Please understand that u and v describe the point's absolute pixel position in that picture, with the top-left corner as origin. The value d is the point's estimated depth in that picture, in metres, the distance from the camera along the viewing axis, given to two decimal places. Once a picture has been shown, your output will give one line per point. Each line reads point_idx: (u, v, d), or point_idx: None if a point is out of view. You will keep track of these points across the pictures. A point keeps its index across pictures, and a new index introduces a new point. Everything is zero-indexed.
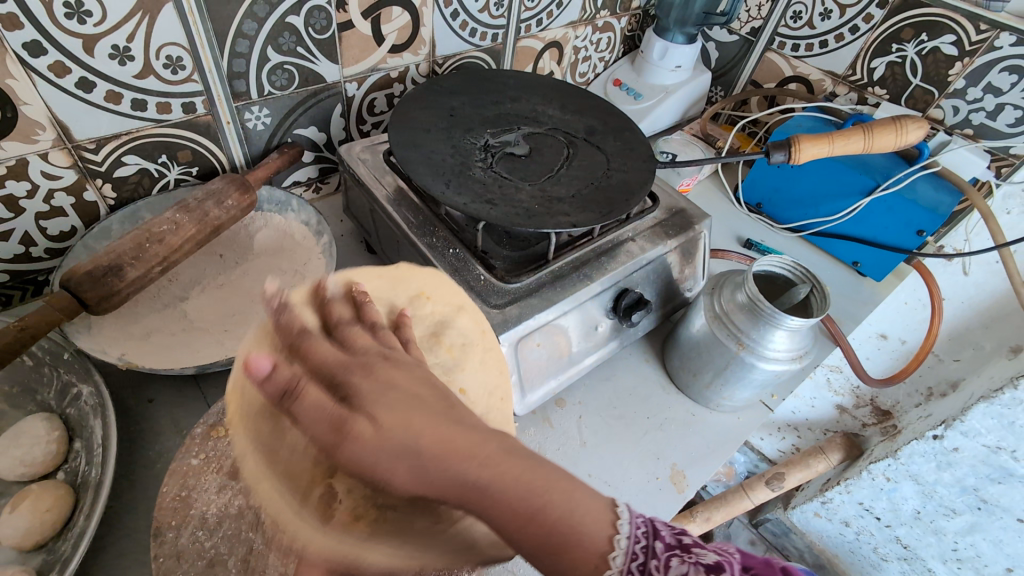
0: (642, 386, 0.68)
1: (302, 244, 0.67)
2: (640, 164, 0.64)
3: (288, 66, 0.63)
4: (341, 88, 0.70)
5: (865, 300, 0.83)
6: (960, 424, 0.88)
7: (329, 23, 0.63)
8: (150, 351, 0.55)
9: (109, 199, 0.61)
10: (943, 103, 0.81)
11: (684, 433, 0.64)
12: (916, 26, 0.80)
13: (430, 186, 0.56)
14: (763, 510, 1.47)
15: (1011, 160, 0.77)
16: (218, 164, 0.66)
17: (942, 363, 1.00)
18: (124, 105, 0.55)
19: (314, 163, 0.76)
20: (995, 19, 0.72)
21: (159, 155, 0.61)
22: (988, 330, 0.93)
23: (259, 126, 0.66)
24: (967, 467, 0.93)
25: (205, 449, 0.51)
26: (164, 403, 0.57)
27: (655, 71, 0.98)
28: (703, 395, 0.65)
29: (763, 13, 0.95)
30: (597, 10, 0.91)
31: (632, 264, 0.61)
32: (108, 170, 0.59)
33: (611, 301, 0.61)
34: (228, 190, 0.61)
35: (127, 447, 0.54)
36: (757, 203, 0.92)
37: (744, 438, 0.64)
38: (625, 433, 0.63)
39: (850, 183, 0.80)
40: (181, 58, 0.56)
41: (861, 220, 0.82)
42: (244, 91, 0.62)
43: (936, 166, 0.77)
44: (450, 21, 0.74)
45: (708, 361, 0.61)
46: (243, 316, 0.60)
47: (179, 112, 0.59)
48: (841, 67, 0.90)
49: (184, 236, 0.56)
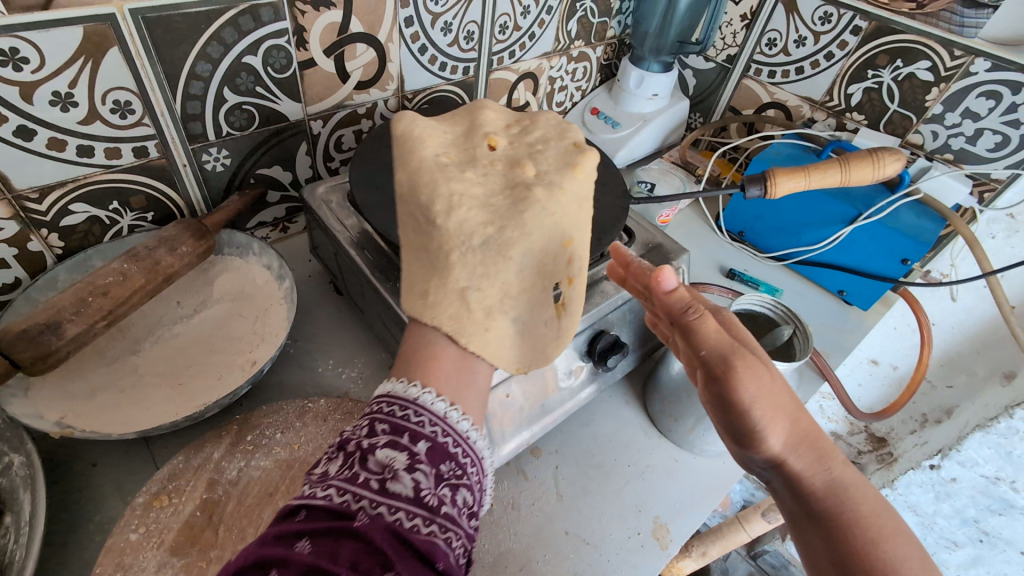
0: (624, 431, 0.64)
1: (264, 289, 0.65)
2: (613, 200, 0.62)
3: (246, 106, 0.61)
4: (306, 126, 0.68)
5: (852, 331, 0.81)
6: (957, 453, 0.92)
7: (289, 62, 0.61)
8: (91, 413, 0.52)
9: (56, 248, 0.58)
10: (922, 128, 0.80)
11: (667, 482, 0.60)
12: (890, 52, 0.79)
13: (390, 232, 0.53)
14: (761, 541, 1.38)
15: (993, 184, 0.77)
16: (175, 208, 0.64)
17: (935, 390, 0.98)
18: (69, 153, 0.53)
19: (278, 202, 0.73)
20: (970, 46, 0.72)
21: (109, 202, 0.58)
22: (979, 355, 0.91)
23: (218, 167, 0.64)
24: (966, 498, 0.95)
25: (146, 521, 0.46)
26: (107, 467, 0.53)
27: (632, 99, 0.97)
28: (686, 440, 0.62)
29: (738, 40, 0.94)
30: (571, 40, 0.91)
31: (606, 305, 0.59)
32: (53, 220, 0.56)
33: (586, 343, 0.58)
34: (183, 236, 0.58)
35: (62, 518, 0.50)
36: (739, 231, 0.90)
37: (732, 487, 0.61)
38: (604, 484, 0.59)
39: (832, 212, 0.78)
40: (129, 103, 0.53)
41: (843, 249, 0.80)
42: (200, 133, 0.60)
43: (918, 194, 0.76)
44: (418, 56, 0.73)
45: (690, 406, 0.59)
46: (201, 366, 0.58)
47: (130, 157, 0.57)
48: (818, 93, 0.89)
49: (132, 287, 0.53)
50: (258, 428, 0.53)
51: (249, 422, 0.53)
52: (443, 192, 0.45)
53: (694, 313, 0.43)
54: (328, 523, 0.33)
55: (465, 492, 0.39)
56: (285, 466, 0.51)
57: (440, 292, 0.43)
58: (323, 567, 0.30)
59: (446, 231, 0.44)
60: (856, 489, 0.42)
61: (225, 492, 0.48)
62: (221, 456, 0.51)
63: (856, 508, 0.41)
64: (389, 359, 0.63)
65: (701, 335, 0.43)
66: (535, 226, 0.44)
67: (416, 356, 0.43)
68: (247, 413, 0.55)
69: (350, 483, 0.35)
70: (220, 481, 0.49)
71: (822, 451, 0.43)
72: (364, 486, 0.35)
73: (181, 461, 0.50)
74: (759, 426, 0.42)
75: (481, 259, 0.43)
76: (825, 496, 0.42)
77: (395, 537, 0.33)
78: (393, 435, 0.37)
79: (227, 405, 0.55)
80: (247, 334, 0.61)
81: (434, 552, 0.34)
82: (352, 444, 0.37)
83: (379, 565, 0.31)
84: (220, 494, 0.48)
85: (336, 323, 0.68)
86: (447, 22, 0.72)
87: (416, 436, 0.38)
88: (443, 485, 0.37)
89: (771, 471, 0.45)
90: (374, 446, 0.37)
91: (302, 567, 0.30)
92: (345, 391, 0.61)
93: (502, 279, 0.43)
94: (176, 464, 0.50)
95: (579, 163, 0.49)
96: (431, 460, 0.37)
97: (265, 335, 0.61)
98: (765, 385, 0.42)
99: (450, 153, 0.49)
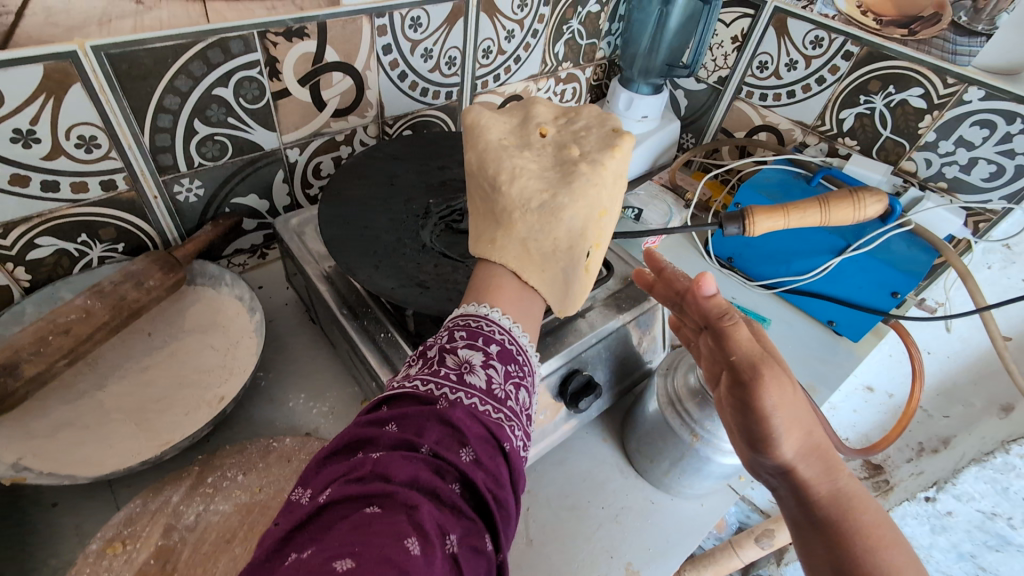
0: (599, 470, 0.63)
1: (235, 321, 0.64)
2: None
3: (218, 137, 0.60)
4: (281, 154, 0.67)
5: (841, 363, 0.79)
6: (952, 487, 0.89)
7: (262, 93, 0.60)
8: (51, 453, 0.51)
9: (23, 281, 0.57)
10: (915, 156, 0.78)
11: (642, 526, 0.58)
12: (882, 78, 0.77)
13: (355, 270, 0.52)
14: (755, 566, 1.35)
15: (989, 215, 0.75)
16: (147, 239, 0.63)
17: (931, 419, 0.96)
18: (33, 188, 0.52)
19: (255, 229, 0.72)
20: (962, 73, 0.70)
21: (77, 235, 0.58)
22: (977, 387, 0.89)
23: (191, 198, 0.63)
24: (962, 532, 0.92)
25: (98, 570, 0.45)
26: (67, 508, 0.52)
27: (622, 120, 0.95)
28: (662, 482, 0.60)
29: (729, 62, 0.93)
30: (559, 63, 0.89)
31: (581, 343, 0.58)
32: (19, 254, 0.55)
33: (559, 382, 0.57)
34: (150, 270, 0.58)
35: (17, 561, 0.49)
36: (728, 257, 0.88)
37: (708, 532, 0.59)
38: (576, 528, 0.57)
39: (820, 243, 0.76)
40: (95, 137, 0.53)
41: (832, 279, 0.78)
42: (171, 165, 0.59)
43: (909, 225, 0.74)
44: (398, 82, 0.72)
45: (664, 449, 0.57)
46: (168, 402, 0.57)
47: (97, 191, 0.56)
48: (810, 118, 0.87)
49: (95, 324, 0.53)
50: (219, 470, 0.52)
51: (210, 464, 0.53)
52: (507, 166, 0.47)
53: (730, 321, 0.44)
54: (414, 407, 0.36)
55: (527, 391, 0.41)
56: (245, 509, 0.50)
57: (504, 240, 0.46)
58: (409, 442, 0.34)
59: (508, 197, 0.46)
60: (861, 500, 0.41)
61: (181, 539, 0.47)
62: (180, 500, 0.50)
63: (858, 522, 0.40)
64: (361, 394, 0.62)
65: (735, 343, 0.43)
66: (586, 194, 0.46)
67: (481, 286, 0.45)
68: (210, 454, 0.54)
69: (431, 375, 0.37)
70: (176, 527, 0.48)
71: (832, 463, 0.42)
72: (443, 377, 0.37)
73: (139, 505, 0.49)
74: (776, 434, 0.41)
75: (534, 222, 0.46)
76: (829, 505, 0.40)
77: (472, 421, 0.36)
78: (468, 340, 0.39)
79: (190, 445, 0.54)
80: (216, 367, 0.60)
81: (502, 434, 0.37)
82: (432, 348, 0.40)
83: (456, 441, 0.35)
84: (176, 541, 0.47)
85: (309, 354, 0.67)
86: (426, 49, 0.71)
87: (488, 340, 0.39)
88: (511, 382, 0.39)
89: (777, 477, 0.44)
90: (452, 348, 0.39)
91: (393, 441, 0.34)
92: (315, 428, 0.60)
93: (556, 236, 0.46)
94: (133, 509, 0.49)
95: (620, 144, 0.48)
96: (501, 360, 0.39)
97: (234, 369, 0.60)
98: (790, 400, 0.41)
99: (508, 138, 0.50)
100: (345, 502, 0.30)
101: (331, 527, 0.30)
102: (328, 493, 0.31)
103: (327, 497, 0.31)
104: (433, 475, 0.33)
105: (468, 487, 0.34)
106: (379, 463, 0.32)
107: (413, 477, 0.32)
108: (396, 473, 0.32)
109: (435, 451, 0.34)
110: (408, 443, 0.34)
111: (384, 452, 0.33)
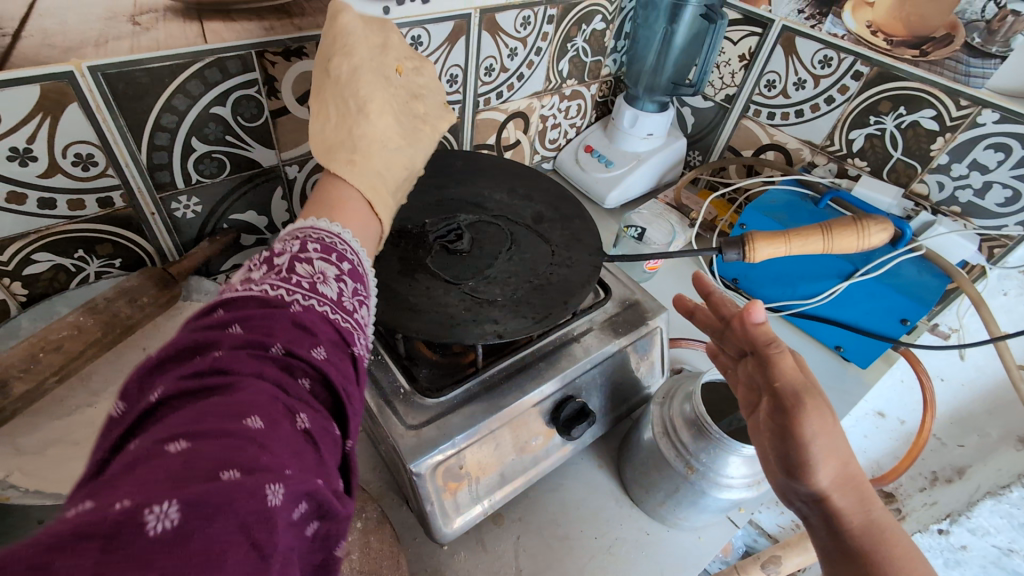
0: (593, 498, 0.61)
1: None
2: (587, 257, 0.59)
3: (216, 154, 0.61)
4: (280, 171, 0.67)
5: (849, 390, 0.77)
6: (967, 520, 0.89)
7: (260, 111, 0.61)
8: (38, 471, 0.51)
9: (19, 296, 0.58)
10: (927, 178, 0.76)
11: (637, 558, 0.57)
12: (892, 99, 0.75)
13: None
14: None
15: (1004, 241, 0.72)
16: (144, 254, 0.63)
17: (946, 448, 0.92)
18: (30, 205, 0.52)
19: (253, 245, 0.72)
20: (976, 96, 0.68)
21: (74, 250, 0.58)
22: (993, 416, 0.87)
23: (189, 215, 0.63)
24: (975, 568, 0.89)
25: None
26: None
27: (626, 138, 0.94)
28: (658, 512, 0.58)
29: (736, 81, 0.91)
30: (563, 80, 0.89)
31: (575, 369, 0.57)
32: (16, 269, 0.56)
33: (552, 408, 0.56)
34: (145, 287, 0.58)
35: None
36: (733, 278, 0.86)
37: (705, 566, 0.57)
38: (567, 559, 0.56)
39: (827, 267, 0.74)
40: (92, 155, 0.53)
41: (840, 304, 0.76)
42: (168, 182, 0.59)
43: (920, 249, 0.72)
44: None
45: (659, 480, 0.55)
46: None
47: (94, 208, 0.56)
48: (818, 137, 0.85)
49: (87, 341, 0.53)
50: None
51: None
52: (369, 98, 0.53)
53: (778, 348, 0.42)
54: (260, 310, 0.34)
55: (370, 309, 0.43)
56: None
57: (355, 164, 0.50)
58: (256, 342, 0.32)
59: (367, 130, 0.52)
60: (894, 533, 0.39)
61: None
62: None
63: (892, 553, 0.37)
64: None
65: (779, 369, 0.41)
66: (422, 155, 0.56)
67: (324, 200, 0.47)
68: None
69: (281, 281, 0.37)
70: None
71: (867, 494, 0.39)
72: (295, 285, 0.37)
73: None
74: (814, 461, 0.38)
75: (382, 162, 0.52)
76: (863, 535, 0.38)
77: (324, 324, 0.36)
78: (322, 254, 0.40)
79: None
80: None
81: (350, 339, 0.38)
82: (280, 255, 0.39)
83: (308, 339, 0.35)
84: None
85: None
86: None
87: (341, 258, 0.41)
88: (357, 299, 0.41)
89: (804, 503, 0.41)
90: (305, 258, 0.39)
91: (237, 341, 0.32)
92: None
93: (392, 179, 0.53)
94: None
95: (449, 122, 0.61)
96: (349, 277, 0.41)
97: None
98: (827, 427, 0.39)
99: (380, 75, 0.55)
100: (180, 398, 0.29)
101: (167, 418, 0.28)
102: (159, 388, 0.29)
103: (159, 393, 0.29)
104: (282, 372, 0.32)
105: (319, 382, 0.34)
106: (221, 359, 0.31)
107: (258, 371, 0.31)
108: (239, 368, 0.31)
109: (288, 349, 0.33)
110: (255, 342, 0.32)
111: (226, 350, 0.31)
